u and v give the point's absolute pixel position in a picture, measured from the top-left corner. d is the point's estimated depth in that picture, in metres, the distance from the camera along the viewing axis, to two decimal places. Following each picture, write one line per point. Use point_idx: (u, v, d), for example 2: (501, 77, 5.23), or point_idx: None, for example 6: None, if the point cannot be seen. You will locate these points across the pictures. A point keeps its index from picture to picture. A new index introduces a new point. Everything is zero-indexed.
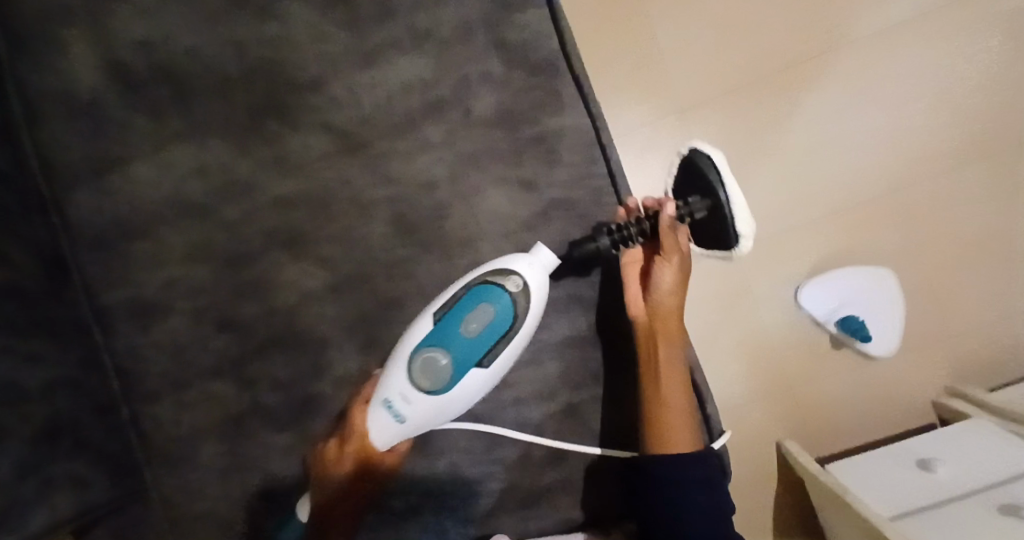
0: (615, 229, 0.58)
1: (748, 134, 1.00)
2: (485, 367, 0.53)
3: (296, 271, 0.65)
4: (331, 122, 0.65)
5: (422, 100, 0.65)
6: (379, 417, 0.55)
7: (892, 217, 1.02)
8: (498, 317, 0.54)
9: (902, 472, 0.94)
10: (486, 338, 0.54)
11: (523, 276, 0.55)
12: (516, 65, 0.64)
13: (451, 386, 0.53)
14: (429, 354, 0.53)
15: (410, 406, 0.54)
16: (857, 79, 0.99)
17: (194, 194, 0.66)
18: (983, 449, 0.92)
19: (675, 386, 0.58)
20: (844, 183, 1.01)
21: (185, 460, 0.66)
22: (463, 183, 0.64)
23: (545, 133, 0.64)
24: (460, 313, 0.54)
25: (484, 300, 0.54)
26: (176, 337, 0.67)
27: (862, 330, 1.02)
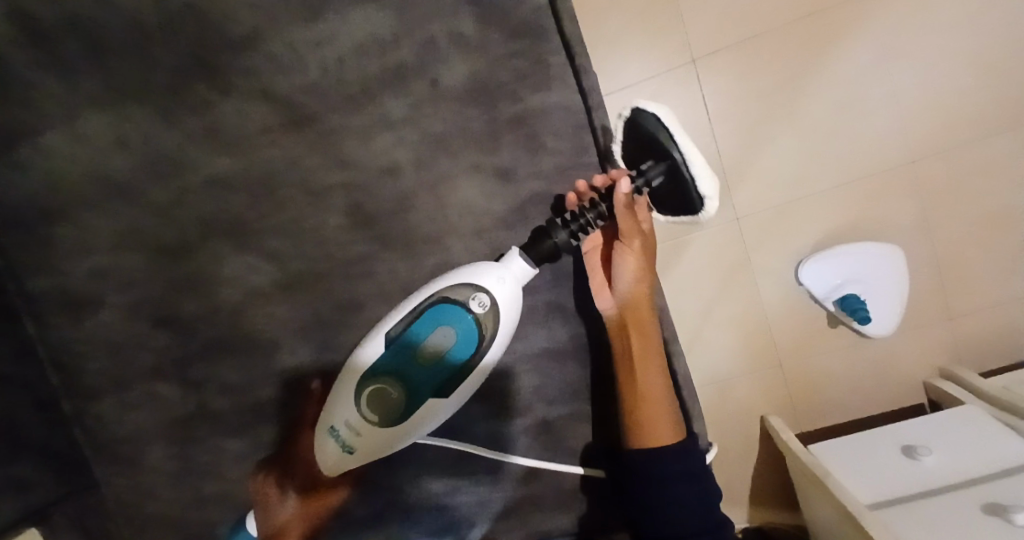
0: (570, 219, 0.50)
1: (769, 90, 0.84)
2: (445, 397, 0.48)
3: (240, 265, 0.57)
4: (271, 90, 0.54)
5: (381, 66, 0.54)
6: (325, 446, 0.49)
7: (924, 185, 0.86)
8: (460, 342, 0.47)
9: (882, 460, 0.77)
10: (445, 365, 0.48)
11: (490, 294, 0.48)
12: (493, 26, 0.53)
13: (406, 417, 0.48)
14: (381, 380, 0.47)
15: (358, 437, 0.48)
16: (903, 22, 0.82)
17: (116, 170, 0.56)
18: (975, 445, 0.74)
19: (649, 375, 0.53)
20: (877, 146, 0.85)
21: (130, 464, 0.61)
22: (429, 169, 0.55)
23: (525, 114, 0.54)
24: (417, 336, 0.47)
25: (444, 322, 0.48)
26: (110, 334, 0.59)
27: (862, 310, 0.84)
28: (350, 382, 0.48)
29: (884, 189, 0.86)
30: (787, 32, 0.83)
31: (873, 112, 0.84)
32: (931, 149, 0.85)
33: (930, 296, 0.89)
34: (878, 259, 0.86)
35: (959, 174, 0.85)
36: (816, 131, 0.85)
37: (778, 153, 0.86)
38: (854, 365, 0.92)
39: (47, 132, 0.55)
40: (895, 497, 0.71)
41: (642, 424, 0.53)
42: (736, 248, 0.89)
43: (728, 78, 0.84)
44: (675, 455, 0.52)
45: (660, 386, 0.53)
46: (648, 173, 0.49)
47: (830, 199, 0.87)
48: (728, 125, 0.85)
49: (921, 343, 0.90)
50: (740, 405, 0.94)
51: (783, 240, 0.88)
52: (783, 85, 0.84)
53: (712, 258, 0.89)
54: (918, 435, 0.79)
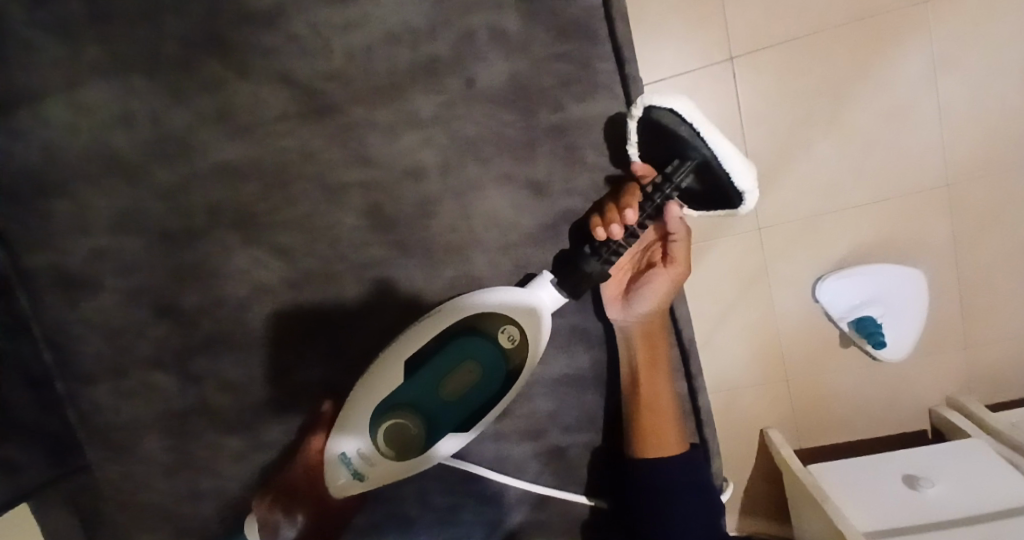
0: (599, 244, 0.46)
1: (814, 98, 0.76)
2: (467, 430, 0.47)
3: (247, 260, 0.54)
4: (291, 75, 0.50)
5: (412, 57, 0.49)
6: (333, 475, 0.47)
7: (967, 206, 0.78)
8: (485, 378, 0.46)
9: (883, 485, 0.72)
10: (468, 400, 0.46)
11: (521, 328, 0.46)
12: (539, 22, 0.48)
13: (423, 449, 0.47)
14: (400, 412, 0.46)
15: (373, 466, 0.47)
16: (973, 34, 0.73)
17: (120, 147, 0.52)
18: (978, 473, 0.70)
19: (656, 382, 0.52)
20: (922, 166, 0.77)
21: (123, 452, 0.59)
22: (456, 176, 0.51)
23: (566, 124, 0.50)
24: (440, 371, 0.46)
25: (470, 358, 0.46)
26: (108, 319, 0.56)
27: (879, 334, 0.77)
28: (365, 412, 0.46)
29: (921, 205, 0.78)
30: (842, 33, 0.74)
31: (922, 126, 0.76)
32: (975, 168, 0.77)
33: (957, 324, 0.82)
34: (896, 285, 0.79)
35: (1005, 196, 0.77)
36: (857, 141, 0.77)
37: (817, 164, 0.78)
38: (867, 386, 0.85)
39: (46, 100, 0.51)
40: (894, 528, 0.66)
41: (649, 430, 0.51)
42: (755, 259, 0.82)
43: (771, 80, 0.76)
44: (680, 467, 0.50)
45: (666, 395, 0.52)
46: (677, 177, 0.45)
47: (864, 215, 0.79)
48: (764, 129, 0.77)
49: (941, 373, 0.84)
50: (744, 417, 0.88)
51: (807, 255, 0.80)
52: (831, 90, 0.75)
53: (730, 266, 0.82)
54: (922, 461, 0.73)
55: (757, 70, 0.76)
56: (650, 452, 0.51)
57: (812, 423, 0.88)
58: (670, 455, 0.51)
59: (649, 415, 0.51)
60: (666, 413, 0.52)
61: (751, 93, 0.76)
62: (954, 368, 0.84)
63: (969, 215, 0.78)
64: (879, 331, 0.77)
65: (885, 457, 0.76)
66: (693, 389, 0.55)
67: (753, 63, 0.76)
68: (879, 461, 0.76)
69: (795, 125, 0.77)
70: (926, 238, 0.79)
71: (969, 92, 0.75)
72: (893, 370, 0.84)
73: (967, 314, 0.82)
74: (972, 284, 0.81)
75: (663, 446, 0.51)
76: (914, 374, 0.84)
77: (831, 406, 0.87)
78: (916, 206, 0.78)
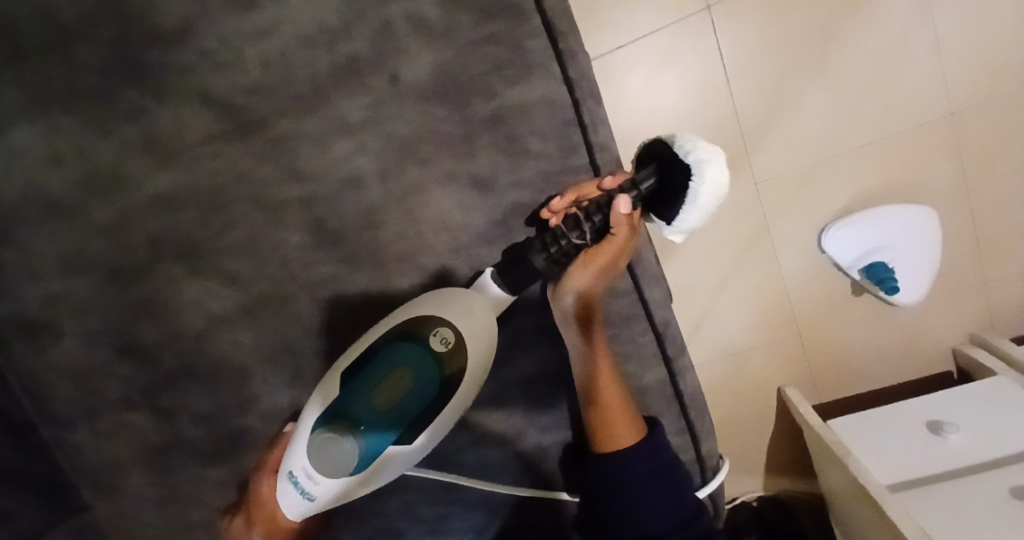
0: (547, 242, 0.41)
1: (798, 40, 0.71)
2: (406, 442, 0.42)
3: (197, 290, 0.52)
4: (210, 94, 0.47)
5: (330, 59, 0.45)
6: (283, 494, 0.44)
7: (972, 135, 0.73)
8: (420, 384, 0.41)
9: (904, 436, 0.68)
10: (404, 412, 0.42)
11: (455, 329, 0.41)
12: (459, 4, 0.44)
13: (365, 466, 0.42)
14: (334, 427, 0.41)
15: (316, 488, 0.42)
16: None
17: (52, 190, 0.50)
18: (1004, 413, 0.66)
19: (601, 380, 0.47)
20: (920, 99, 0.72)
21: (113, 491, 0.59)
22: (395, 180, 0.48)
23: (503, 112, 0.46)
24: (373, 379, 0.41)
25: (402, 362, 0.41)
26: (74, 362, 0.55)
27: (889, 281, 0.72)
28: (303, 429, 0.42)
29: (924, 141, 0.73)
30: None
31: (912, 60, 0.71)
32: (978, 94, 0.71)
33: (969, 262, 0.77)
34: (899, 229, 0.74)
35: (1009, 122, 0.72)
36: (844, 83, 0.72)
37: (806, 112, 0.73)
38: (879, 337, 0.81)
39: None
40: (919, 479, 0.63)
41: (600, 422, 0.47)
42: (753, 218, 0.77)
43: (746, 31, 0.71)
44: (641, 458, 0.46)
45: (613, 395, 0.47)
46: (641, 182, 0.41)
47: (861, 158, 0.74)
48: (747, 78, 0.72)
49: (954, 314, 0.79)
50: (752, 382, 0.84)
51: (801, 210, 0.76)
52: (811, 32, 0.70)
53: (719, 225, 0.78)
54: (942, 407, 0.70)
55: (731, 20, 0.71)
56: (603, 444, 0.48)
57: (823, 383, 0.84)
58: (626, 445, 0.47)
59: (595, 407, 0.47)
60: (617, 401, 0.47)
61: (728, 43, 0.71)
62: (969, 307, 0.79)
63: (973, 146, 0.73)
64: (889, 278, 0.72)
65: (905, 409, 0.72)
66: (674, 374, 0.52)
67: (729, 9, 0.70)
68: (901, 413, 0.72)
69: (781, 70, 0.72)
70: (928, 175, 0.74)
71: (963, 14, 0.69)
72: (903, 316, 0.80)
73: (980, 249, 0.77)
74: (981, 217, 0.75)
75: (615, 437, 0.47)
76: (927, 320, 0.80)
77: (841, 363, 0.83)
78: (917, 143, 0.73)
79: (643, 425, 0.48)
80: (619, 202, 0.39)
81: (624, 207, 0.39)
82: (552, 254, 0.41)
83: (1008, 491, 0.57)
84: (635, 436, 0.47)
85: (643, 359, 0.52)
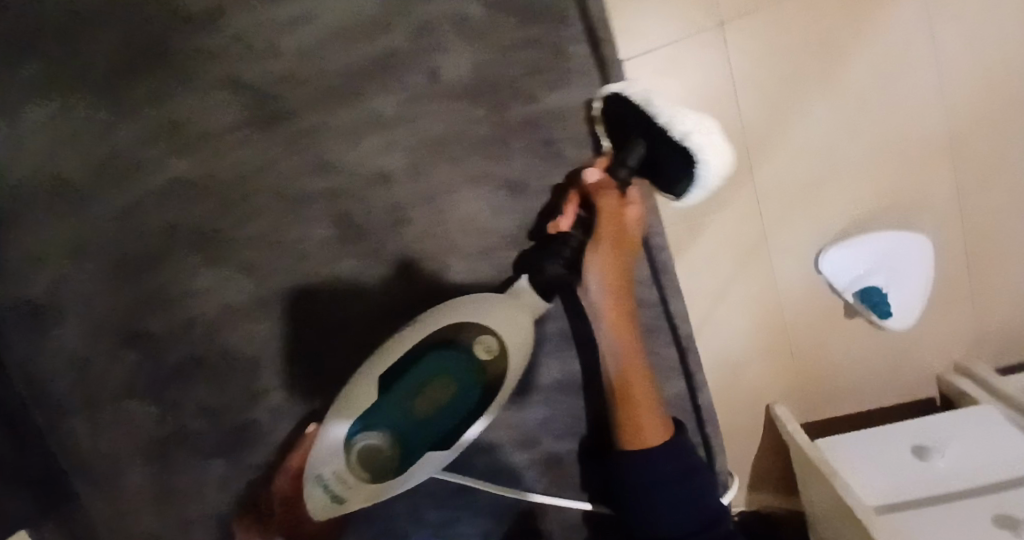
0: (558, 248, 0.42)
1: (801, 45, 0.62)
2: (448, 449, 0.41)
3: (214, 280, 0.51)
4: (241, 81, 0.46)
5: (368, 52, 0.45)
6: (310, 498, 0.42)
7: (989, 153, 0.66)
8: (462, 392, 0.40)
9: (874, 467, 0.59)
10: (443, 419, 0.40)
11: (498, 338, 0.40)
12: (502, 4, 0.43)
13: (400, 471, 0.41)
14: (370, 432, 0.40)
15: (348, 491, 0.41)
16: None
17: (67, 172, 0.49)
18: (993, 440, 0.59)
19: (633, 380, 0.46)
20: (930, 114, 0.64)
21: (108, 486, 0.57)
22: (426, 179, 0.47)
23: (540, 116, 0.45)
24: (413, 386, 0.40)
25: (445, 369, 0.40)
26: (78, 349, 0.54)
27: (883, 306, 0.65)
28: (336, 436, 0.40)
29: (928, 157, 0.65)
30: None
31: (919, 78, 0.63)
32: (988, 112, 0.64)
33: None
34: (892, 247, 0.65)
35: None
36: (859, 101, 0.63)
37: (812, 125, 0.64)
38: None
39: None
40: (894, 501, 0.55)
41: (628, 421, 0.46)
42: (753, 227, 0.67)
43: (755, 37, 0.61)
44: (670, 460, 0.45)
45: (644, 395, 0.46)
46: (630, 158, 0.41)
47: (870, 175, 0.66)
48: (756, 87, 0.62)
49: None
50: None
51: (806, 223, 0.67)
52: (823, 41, 0.62)
53: (725, 249, 0.67)
54: (921, 432, 0.62)
55: (744, 24, 0.61)
56: (629, 445, 0.46)
57: None
58: (654, 445, 0.45)
59: (624, 407, 0.46)
60: (643, 396, 0.47)
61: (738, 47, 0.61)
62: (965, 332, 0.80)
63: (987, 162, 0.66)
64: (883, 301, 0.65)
65: (846, 444, 0.63)
66: (694, 389, 0.53)
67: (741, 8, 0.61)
68: (879, 438, 0.63)
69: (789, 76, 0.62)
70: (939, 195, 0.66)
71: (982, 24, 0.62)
72: None
73: None
74: None
75: (642, 436, 0.45)
76: None
77: None
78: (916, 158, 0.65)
79: (670, 428, 0.47)
80: (590, 173, 0.44)
81: (593, 177, 0.44)
82: (569, 257, 0.42)
83: (990, 517, 0.51)
84: (666, 437, 0.46)
85: (665, 371, 0.53)
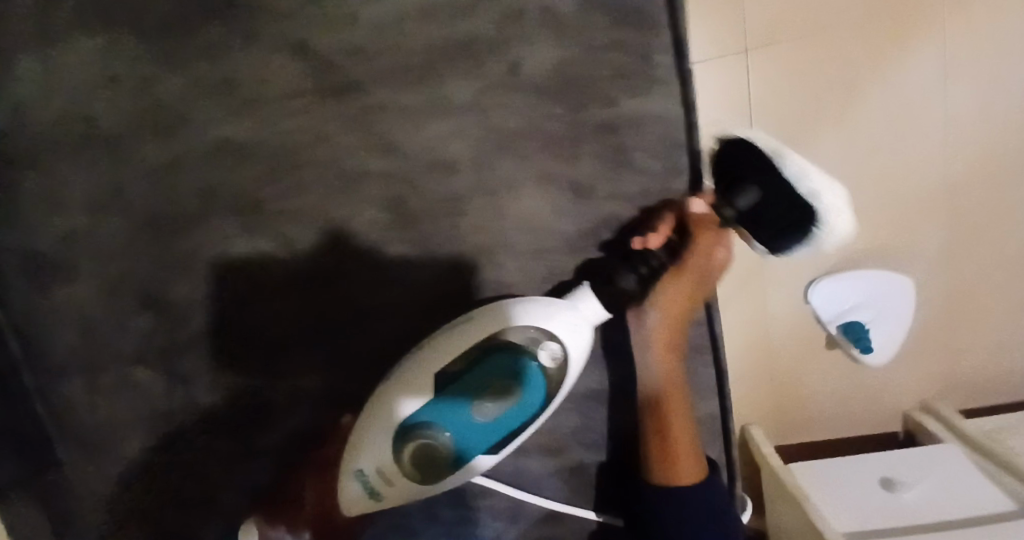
0: (641, 261, 0.42)
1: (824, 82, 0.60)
2: (495, 454, 0.41)
3: (247, 251, 0.48)
4: (309, 46, 0.43)
5: (449, 34, 0.43)
6: (346, 487, 0.42)
7: (983, 213, 0.66)
8: (523, 400, 0.40)
9: (845, 497, 0.62)
10: (499, 425, 0.40)
11: (563, 346, 0.41)
12: (596, 3, 0.42)
13: (447, 473, 0.41)
14: (424, 432, 0.40)
15: (390, 488, 0.41)
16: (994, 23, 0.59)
17: (101, 117, 0.45)
18: (957, 476, 0.62)
19: (674, 413, 0.46)
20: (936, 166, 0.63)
21: (101, 454, 0.53)
22: (490, 172, 0.46)
23: (617, 121, 0.45)
24: (472, 388, 0.40)
25: (506, 374, 0.40)
26: (86, 309, 0.50)
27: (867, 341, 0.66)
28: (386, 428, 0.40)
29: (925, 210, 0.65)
30: (855, 24, 0.58)
31: (926, 134, 0.62)
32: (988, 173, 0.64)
33: None
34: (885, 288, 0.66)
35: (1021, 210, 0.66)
36: (866, 149, 0.62)
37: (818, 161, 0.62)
38: None
39: (13, 54, 0.44)
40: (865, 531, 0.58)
41: (664, 453, 0.46)
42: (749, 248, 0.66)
43: (771, 76, 0.59)
44: (699, 499, 0.46)
45: (684, 428, 0.46)
46: (741, 200, 0.42)
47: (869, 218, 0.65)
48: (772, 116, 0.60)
49: None
50: None
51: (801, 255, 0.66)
52: (839, 87, 0.60)
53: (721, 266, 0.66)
54: (888, 465, 0.64)
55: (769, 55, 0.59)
56: (662, 476, 0.46)
57: None
58: (685, 480, 0.46)
59: (661, 437, 0.46)
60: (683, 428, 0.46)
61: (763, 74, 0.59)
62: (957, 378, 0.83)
63: (980, 222, 0.66)
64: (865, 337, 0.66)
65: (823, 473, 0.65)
66: (726, 411, 0.52)
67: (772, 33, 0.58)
68: (852, 470, 0.65)
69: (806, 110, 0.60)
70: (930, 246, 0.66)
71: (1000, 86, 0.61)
72: None
73: None
74: None
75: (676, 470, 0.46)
76: None
77: None
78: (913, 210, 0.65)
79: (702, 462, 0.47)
80: (695, 204, 0.44)
81: (698, 208, 0.44)
82: (644, 275, 0.42)
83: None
84: (699, 472, 0.46)
85: (699, 391, 0.52)
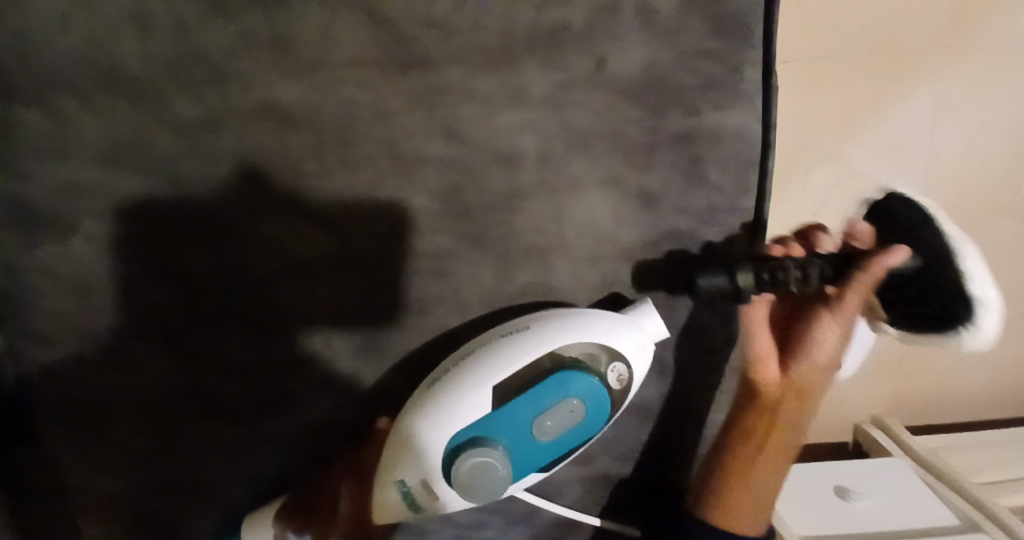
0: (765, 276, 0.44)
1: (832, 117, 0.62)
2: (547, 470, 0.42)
3: (280, 227, 0.44)
4: (379, 11, 0.39)
5: (537, 19, 0.40)
6: (388, 494, 0.42)
7: None
8: (584, 420, 0.41)
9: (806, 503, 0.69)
10: (556, 443, 0.41)
11: (630, 367, 0.42)
12: (697, 5, 0.40)
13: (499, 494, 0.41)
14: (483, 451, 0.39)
15: (434, 500, 0.41)
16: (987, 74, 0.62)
17: (125, 58, 0.39)
18: (899, 487, 0.70)
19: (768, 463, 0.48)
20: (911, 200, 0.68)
21: (86, 433, 0.48)
22: (556, 170, 0.44)
23: (695, 133, 0.43)
24: (537, 406, 0.40)
25: (574, 395, 0.40)
26: (85, 274, 0.44)
27: None
28: (440, 437, 0.40)
29: None
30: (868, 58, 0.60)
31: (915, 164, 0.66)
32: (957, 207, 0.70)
33: None
34: None
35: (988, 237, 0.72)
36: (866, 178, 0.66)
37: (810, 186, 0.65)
38: None
39: None
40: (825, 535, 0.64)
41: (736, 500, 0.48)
42: None
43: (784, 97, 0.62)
44: None
45: (768, 482, 0.48)
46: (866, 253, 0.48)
47: None
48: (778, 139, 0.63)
49: None
50: None
51: None
52: (845, 116, 0.63)
53: None
54: (842, 473, 0.72)
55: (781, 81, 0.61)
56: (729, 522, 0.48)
57: None
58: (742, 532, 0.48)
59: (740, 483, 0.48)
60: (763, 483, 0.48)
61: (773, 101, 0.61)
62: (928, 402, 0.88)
63: None
64: None
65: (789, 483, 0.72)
66: None
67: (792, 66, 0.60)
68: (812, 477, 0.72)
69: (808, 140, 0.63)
70: None
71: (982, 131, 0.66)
72: None
73: None
74: None
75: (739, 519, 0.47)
76: None
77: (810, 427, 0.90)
78: None
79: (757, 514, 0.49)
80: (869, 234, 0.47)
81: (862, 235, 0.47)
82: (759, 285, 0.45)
83: None
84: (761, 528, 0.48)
85: None
